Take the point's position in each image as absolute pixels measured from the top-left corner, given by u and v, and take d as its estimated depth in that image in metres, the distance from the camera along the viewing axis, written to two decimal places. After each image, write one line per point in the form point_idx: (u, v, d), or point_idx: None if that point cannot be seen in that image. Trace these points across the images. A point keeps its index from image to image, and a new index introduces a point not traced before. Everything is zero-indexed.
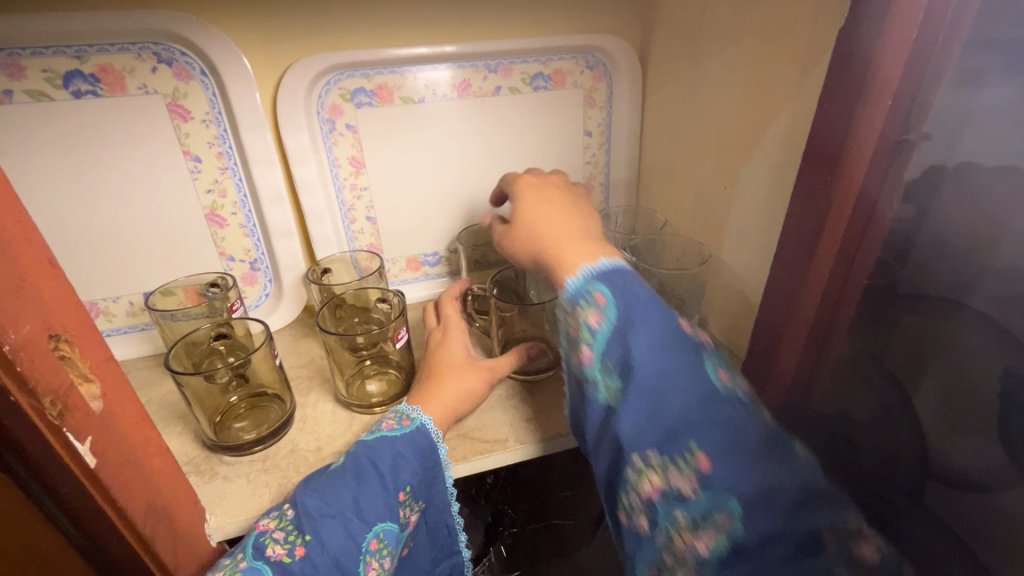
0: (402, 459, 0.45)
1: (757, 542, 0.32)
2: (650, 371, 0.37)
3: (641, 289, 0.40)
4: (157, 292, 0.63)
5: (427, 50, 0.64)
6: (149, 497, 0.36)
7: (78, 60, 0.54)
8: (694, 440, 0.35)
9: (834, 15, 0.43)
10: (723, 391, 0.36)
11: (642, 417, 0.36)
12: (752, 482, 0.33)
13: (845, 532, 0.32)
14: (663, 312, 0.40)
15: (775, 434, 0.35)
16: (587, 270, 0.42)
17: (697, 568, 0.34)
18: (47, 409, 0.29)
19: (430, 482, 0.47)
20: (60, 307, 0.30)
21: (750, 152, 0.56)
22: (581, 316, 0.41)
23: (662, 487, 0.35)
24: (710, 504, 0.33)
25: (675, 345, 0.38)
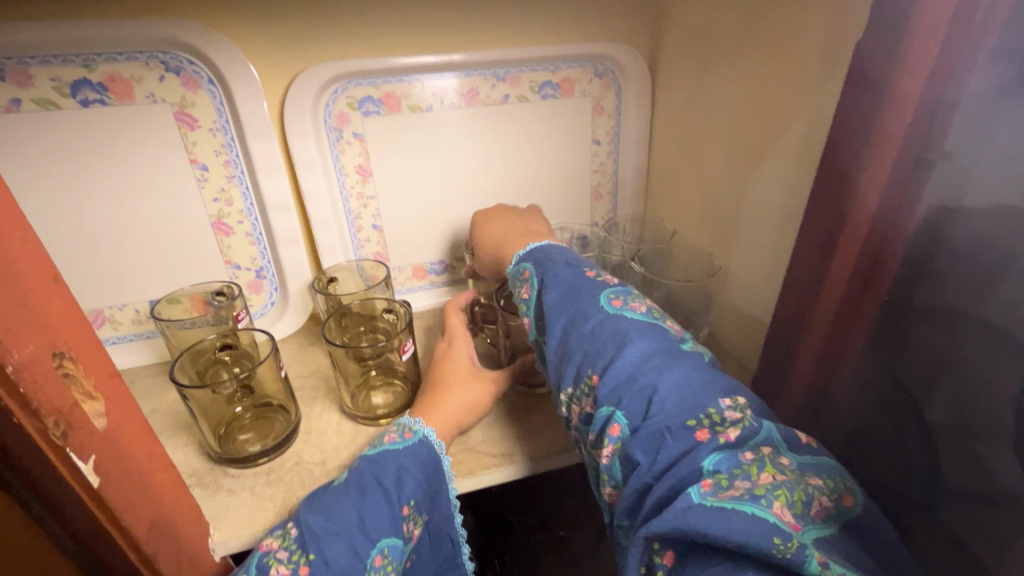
0: (406, 473, 0.44)
1: (636, 442, 0.34)
2: (554, 315, 0.43)
3: (557, 258, 0.48)
4: (164, 300, 0.63)
5: (435, 58, 0.64)
6: (152, 514, 0.36)
7: (86, 69, 0.54)
8: (588, 364, 0.39)
9: (850, 28, 0.42)
10: (612, 318, 0.40)
11: (553, 355, 0.42)
12: (630, 390, 0.36)
13: (716, 422, 0.34)
14: (573, 270, 0.46)
15: (659, 348, 0.38)
16: (518, 256, 0.52)
17: (610, 478, 0.36)
18: (50, 429, 0.29)
19: (434, 493, 0.47)
20: (64, 324, 0.30)
21: (762, 163, 0.55)
22: (517, 292, 0.49)
23: (579, 413, 0.40)
24: (603, 417, 0.37)
25: (575, 291, 0.44)
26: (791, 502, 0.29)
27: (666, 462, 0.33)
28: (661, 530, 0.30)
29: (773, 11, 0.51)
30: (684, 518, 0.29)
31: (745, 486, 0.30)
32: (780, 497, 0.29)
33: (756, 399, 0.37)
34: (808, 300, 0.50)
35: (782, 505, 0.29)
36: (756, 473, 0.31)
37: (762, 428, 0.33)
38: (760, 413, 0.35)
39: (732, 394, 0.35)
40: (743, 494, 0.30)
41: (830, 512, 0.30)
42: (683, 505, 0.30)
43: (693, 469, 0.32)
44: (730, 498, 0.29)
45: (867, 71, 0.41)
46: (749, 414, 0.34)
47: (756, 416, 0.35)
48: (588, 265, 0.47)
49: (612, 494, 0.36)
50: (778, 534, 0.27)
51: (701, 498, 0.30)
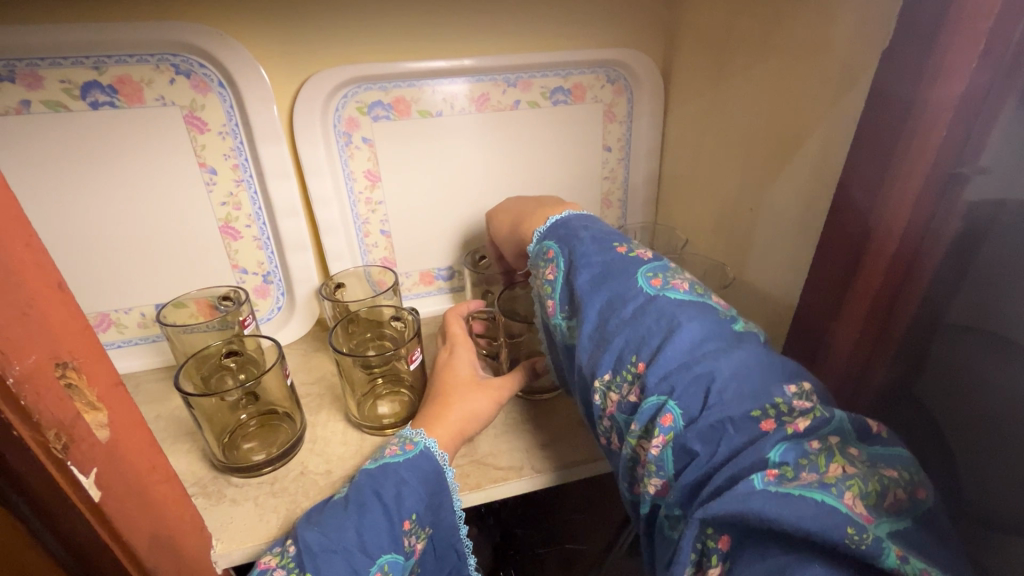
0: (407, 486, 0.43)
1: (692, 432, 0.33)
2: (590, 299, 0.41)
3: (584, 236, 0.46)
4: (169, 304, 0.62)
5: (445, 63, 0.63)
6: (154, 527, 0.35)
7: (97, 71, 0.54)
8: (633, 350, 0.37)
9: (875, 36, 0.41)
10: (655, 300, 0.39)
11: (589, 341, 0.40)
12: (684, 377, 0.34)
13: (782, 411, 0.32)
14: (603, 249, 0.44)
15: (712, 330, 0.36)
16: (540, 233, 0.50)
17: (656, 470, 0.35)
18: (51, 441, 0.28)
19: (438, 506, 0.45)
20: (68, 334, 0.29)
21: (779, 173, 0.54)
22: (541, 273, 0.47)
23: (618, 402, 0.38)
24: (652, 406, 0.35)
25: (611, 273, 0.42)
26: (864, 493, 0.29)
27: (726, 452, 0.32)
28: (720, 516, 0.29)
29: (794, 18, 0.50)
30: (749, 504, 0.28)
31: (814, 475, 0.29)
32: (853, 488, 0.29)
33: (819, 387, 0.36)
34: (827, 314, 0.49)
35: (854, 496, 0.28)
36: (825, 464, 0.30)
37: (832, 417, 0.33)
38: (823, 400, 0.35)
39: (794, 379, 0.35)
40: (813, 483, 0.29)
41: (905, 505, 0.29)
42: (747, 491, 0.29)
43: (757, 459, 0.31)
44: (798, 486, 0.29)
45: (894, 81, 0.40)
46: (813, 402, 0.34)
47: (821, 404, 0.34)
48: (618, 241, 0.45)
49: (658, 486, 0.35)
50: (851, 523, 0.27)
51: (764, 485, 0.29)
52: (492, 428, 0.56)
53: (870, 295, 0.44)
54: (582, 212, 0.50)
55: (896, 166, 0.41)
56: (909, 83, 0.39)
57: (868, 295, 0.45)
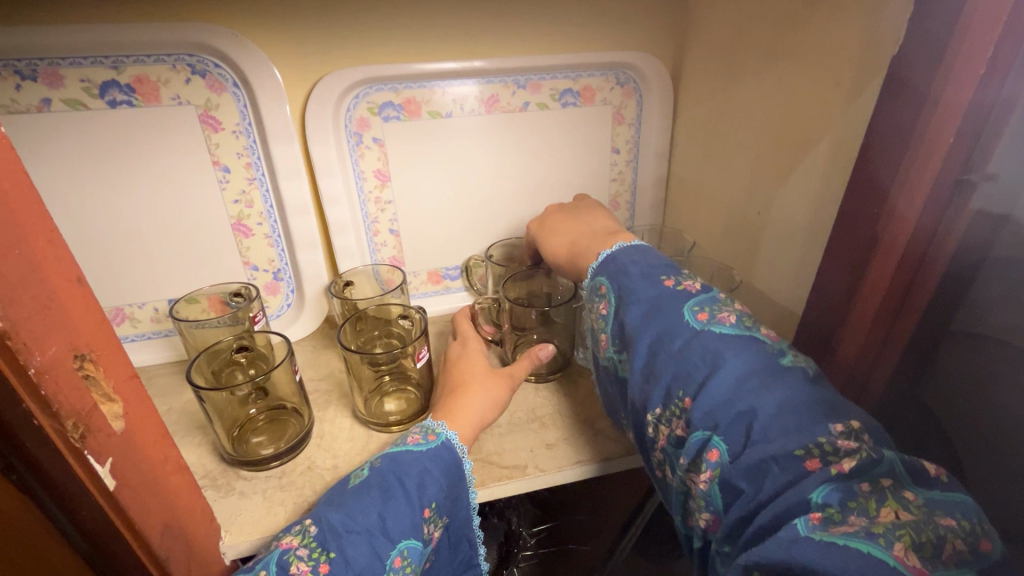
0: (428, 474, 0.44)
1: (737, 469, 0.33)
2: (638, 333, 0.42)
3: (632, 270, 0.46)
4: (182, 299, 0.63)
5: (455, 65, 0.64)
6: (166, 516, 0.36)
7: (115, 71, 0.55)
8: (679, 386, 0.38)
9: (885, 41, 0.41)
10: (700, 334, 0.39)
11: (638, 375, 0.42)
12: (727, 415, 0.35)
13: (828, 451, 0.31)
14: (651, 282, 0.45)
15: (757, 366, 0.36)
16: (592, 267, 0.50)
17: (706, 504, 0.36)
18: (69, 430, 0.29)
19: (456, 497, 0.46)
20: (85, 326, 0.30)
21: (787, 176, 0.54)
22: (595, 308, 0.48)
23: (668, 435, 0.39)
24: (698, 441, 0.36)
25: (658, 307, 0.43)
26: (917, 544, 0.27)
27: (770, 490, 0.32)
28: (762, 561, 0.29)
29: (804, 21, 0.49)
30: (792, 551, 0.28)
31: (862, 521, 0.28)
32: (904, 538, 0.27)
33: (870, 420, 0.34)
34: (833, 320, 0.49)
35: (906, 547, 0.27)
36: (877, 509, 0.29)
37: (884, 458, 0.31)
38: (876, 438, 0.33)
39: (841, 417, 0.33)
40: (858, 531, 0.28)
41: (967, 557, 0.27)
42: (791, 537, 0.29)
43: (800, 500, 0.30)
44: (844, 534, 0.28)
45: (903, 83, 0.40)
46: (863, 441, 0.32)
47: (874, 443, 0.32)
48: (666, 272, 0.46)
49: (708, 521, 0.35)
50: None
51: (809, 531, 0.28)
52: (497, 427, 0.57)
53: (877, 301, 0.45)
54: (631, 244, 0.50)
55: (905, 169, 0.41)
56: (917, 91, 0.39)
57: (873, 302, 0.45)
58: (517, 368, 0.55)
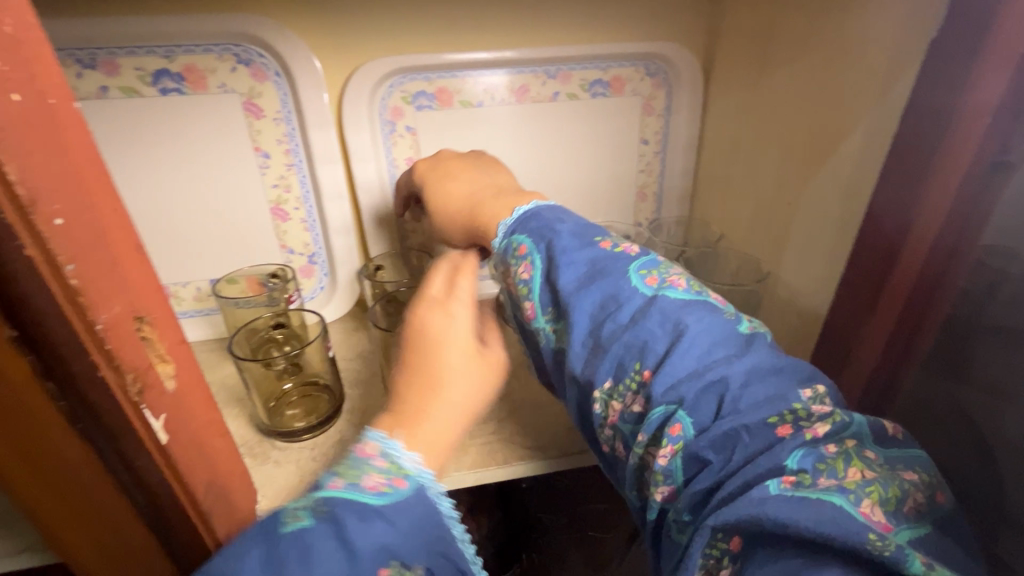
0: (388, 530, 0.33)
1: (704, 441, 0.33)
2: (578, 302, 0.39)
3: (561, 229, 0.42)
4: (223, 279, 0.67)
5: (487, 55, 0.65)
6: (210, 473, 0.38)
7: (166, 60, 0.58)
8: (635, 357, 0.37)
9: (925, 25, 0.41)
10: (654, 301, 0.37)
11: (583, 347, 0.39)
12: (694, 388, 0.34)
13: (800, 417, 0.33)
14: (584, 243, 0.41)
15: (718, 335, 0.36)
16: (506, 225, 0.45)
17: (664, 478, 0.35)
18: (129, 385, 0.31)
19: (425, 558, 0.34)
20: (143, 291, 0.32)
21: (818, 165, 0.53)
22: (513, 272, 0.44)
23: (621, 410, 0.38)
24: (660, 416, 0.35)
25: (599, 270, 0.40)
26: (884, 500, 0.29)
27: (739, 458, 0.32)
28: (732, 521, 0.30)
29: (839, 7, 0.49)
30: (766, 510, 0.29)
31: (832, 481, 0.30)
32: (872, 495, 0.29)
33: (831, 386, 0.36)
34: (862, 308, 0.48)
35: (873, 503, 0.29)
36: (844, 468, 0.31)
37: (851, 421, 0.33)
38: (838, 402, 0.35)
39: (810, 383, 0.35)
40: (831, 487, 0.30)
41: (923, 509, 0.30)
42: (761, 496, 0.30)
43: (773, 465, 0.31)
44: (816, 491, 0.29)
45: (941, 68, 0.39)
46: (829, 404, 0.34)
47: (839, 407, 0.34)
48: (598, 233, 0.43)
49: (665, 493, 0.35)
50: (873, 530, 0.27)
51: (779, 490, 0.29)
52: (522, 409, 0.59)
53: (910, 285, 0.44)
54: (551, 202, 0.46)
55: (940, 157, 0.40)
56: (955, 76, 0.38)
57: (903, 289, 0.45)
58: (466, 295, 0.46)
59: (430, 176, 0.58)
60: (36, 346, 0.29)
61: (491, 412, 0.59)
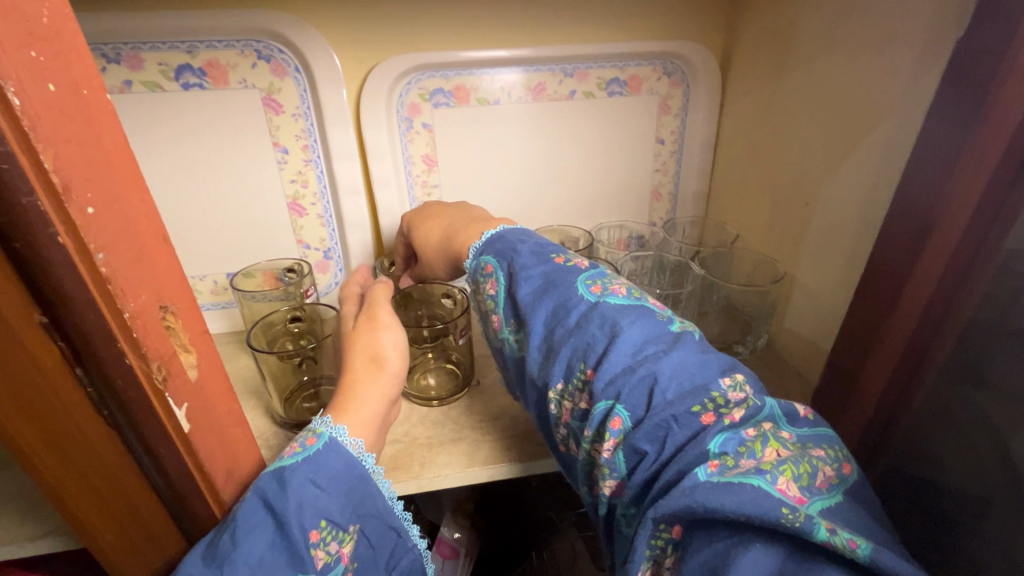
0: (311, 491, 0.39)
1: (638, 433, 0.34)
2: (534, 311, 0.42)
3: (521, 249, 0.46)
4: (240, 273, 0.67)
5: (504, 52, 0.65)
6: (228, 461, 0.39)
7: (189, 55, 0.59)
8: (580, 357, 0.39)
9: (952, 24, 0.40)
10: (596, 306, 0.40)
11: (538, 352, 0.41)
12: (628, 383, 0.36)
13: (720, 404, 0.34)
14: (540, 259, 0.44)
15: (651, 333, 0.38)
16: (477, 247, 0.49)
17: (610, 471, 0.36)
18: (154, 373, 0.32)
19: (360, 503, 0.42)
20: (168, 281, 0.32)
21: (838, 165, 0.53)
22: (483, 290, 0.47)
23: (571, 409, 0.39)
24: (601, 411, 0.36)
25: (550, 282, 0.42)
26: (797, 475, 0.31)
27: (671, 448, 0.33)
28: (668, 511, 0.31)
29: (863, 6, 0.48)
30: (694, 496, 0.30)
31: (751, 462, 0.31)
32: (786, 472, 0.30)
33: (752, 374, 0.37)
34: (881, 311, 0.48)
35: (788, 479, 0.30)
36: (762, 449, 0.32)
37: (764, 404, 0.34)
38: (759, 390, 0.36)
39: (729, 371, 0.36)
40: (750, 469, 0.30)
41: (835, 481, 0.32)
42: (691, 485, 0.30)
43: (700, 453, 0.32)
44: (738, 474, 0.30)
45: (967, 68, 0.39)
46: (748, 391, 0.35)
47: (755, 394, 0.35)
48: (555, 251, 0.46)
49: (613, 486, 0.36)
50: (785, 505, 0.28)
51: (707, 476, 0.30)
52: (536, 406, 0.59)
53: (930, 288, 0.44)
54: (516, 226, 0.50)
55: (963, 158, 0.40)
56: (982, 75, 0.38)
57: (924, 291, 0.44)
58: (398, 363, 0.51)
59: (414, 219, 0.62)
60: (66, 331, 0.29)
61: (505, 409, 0.59)
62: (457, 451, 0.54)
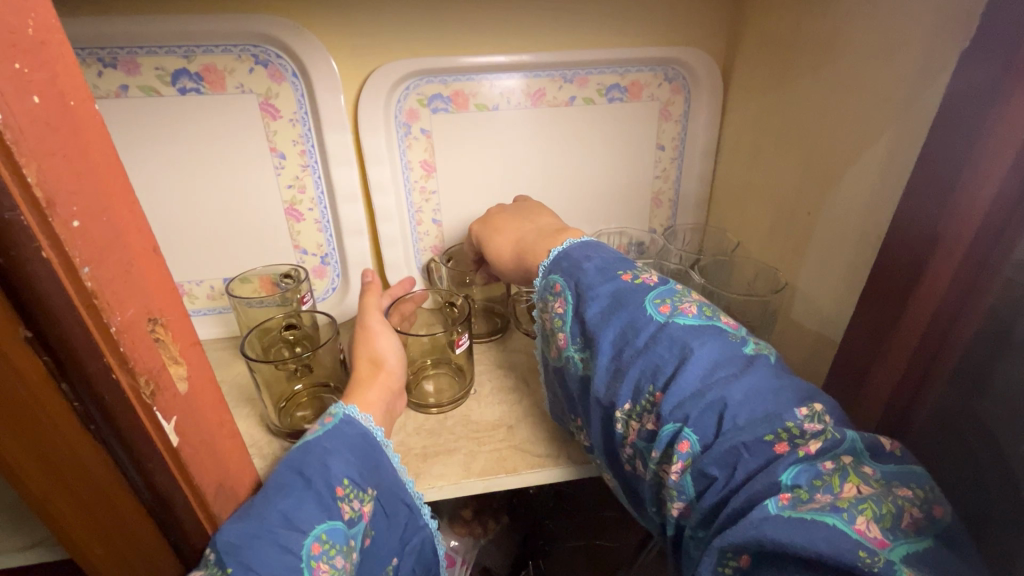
0: (332, 454, 0.43)
1: (708, 458, 0.34)
2: (602, 330, 0.42)
3: (588, 267, 0.46)
4: (236, 278, 0.67)
5: (504, 58, 0.65)
6: (218, 475, 0.38)
7: (186, 60, 0.58)
8: (649, 379, 0.39)
9: (957, 35, 0.40)
10: (665, 327, 0.40)
11: (606, 371, 0.42)
12: (697, 407, 0.36)
13: (795, 435, 0.33)
14: (608, 277, 0.45)
15: (722, 356, 0.38)
16: (544, 266, 0.50)
17: (678, 493, 0.36)
18: (142, 387, 0.31)
19: (374, 467, 0.45)
20: (157, 293, 0.32)
21: (840, 176, 0.52)
22: (550, 307, 0.48)
23: (639, 430, 0.40)
24: (669, 433, 0.36)
25: (619, 301, 0.43)
26: (878, 516, 0.29)
27: (742, 476, 0.33)
28: (737, 542, 0.30)
29: (866, 15, 0.48)
30: (763, 529, 0.29)
31: (827, 498, 0.30)
32: (866, 512, 0.29)
33: (832, 404, 0.36)
34: (885, 323, 0.47)
35: (868, 519, 0.29)
36: (840, 485, 0.31)
37: (844, 437, 0.33)
38: (839, 421, 0.35)
39: (806, 401, 0.35)
40: (825, 506, 0.30)
41: (922, 523, 0.30)
42: (761, 517, 0.30)
43: (771, 483, 0.32)
44: (811, 510, 0.30)
45: (972, 81, 0.38)
46: (825, 422, 0.34)
47: (834, 425, 0.34)
48: (622, 267, 0.46)
49: (681, 508, 0.36)
50: (863, 547, 0.27)
51: (779, 509, 0.30)
52: (532, 417, 0.58)
53: (937, 301, 0.43)
54: (582, 240, 0.50)
55: (968, 170, 0.39)
56: (988, 90, 0.37)
57: (932, 303, 0.43)
58: (396, 362, 0.56)
59: (483, 234, 0.62)
60: (51, 346, 0.29)
61: (502, 418, 0.58)
62: (453, 461, 0.54)
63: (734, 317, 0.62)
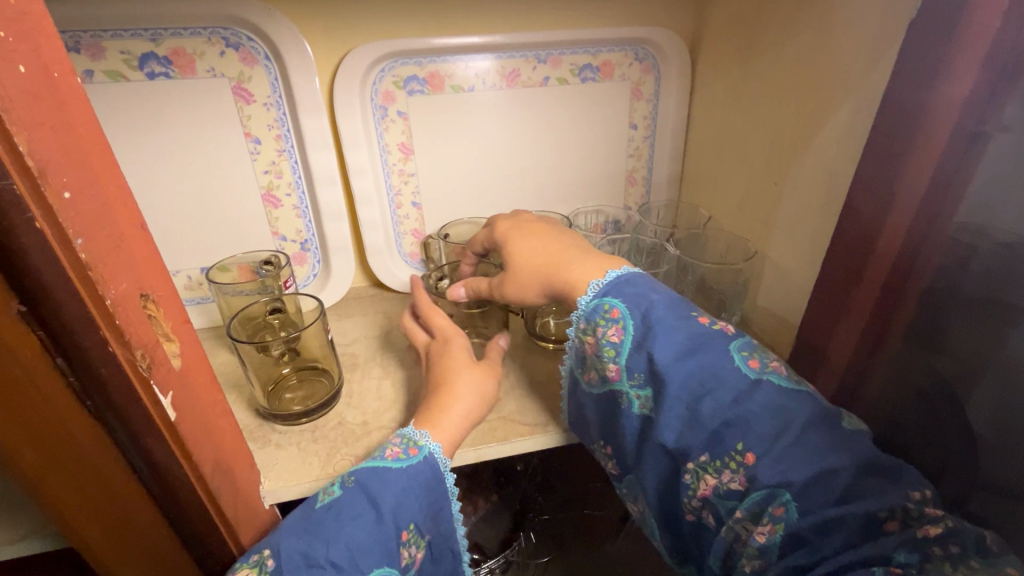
0: (407, 493, 0.43)
1: (806, 524, 0.35)
2: (677, 374, 0.41)
3: (656, 300, 0.45)
4: (215, 266, 0.66)
5: (477, 39, 0.65)
6: (215, 453, 0.39)
7: (153, 43, 0.57)
8: (736, 436, 0.39)
9: (906, 7, 0.43)
10: (759, 384, 0.40)
11: (680, 418, 0.41)
12: (802, 474, 0.36)
13: (910, 515, 0.35)
14: (685, 318, 0.44)
15: (821, 422, 0.38)
16: (598, 286, 0.48)
17: (758, 551, 0.37)
18: (139, 361, 0.31)
19: (438, 511, 0.46)
20: (148, 268, 0.32)
21: (804, 148, 0.55)
22: (601, 332, 0.46)
23: (716, 485, 0.39)
24: (762, 494, 0.37)
25: (698, 346, 0.42)
26: None
27: (840, 542, 0.35)
28: None
29: None
30: None
31: None
32: None
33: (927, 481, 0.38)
34: (849, 280, 0.50)
35: None
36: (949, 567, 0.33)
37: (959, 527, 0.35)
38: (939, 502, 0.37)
39: (918, 484, 0.36)
40: None
41: None
42: None
43: (877, 554, 0.34)
44: None
45: (919, 48, 0.41)
46: (937, 509, 0.36)
47: (944, 511, 0.36)
48: (689, 306, 0.46)
49: (757, 565, 0.37)
50: None
51: None
52: (519, 390, 0.60)
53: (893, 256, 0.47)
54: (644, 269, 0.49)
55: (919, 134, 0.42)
56: (933, 58, 0.40)
57: (890, 254, 0.47)
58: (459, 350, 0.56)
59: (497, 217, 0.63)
60: (46, 319, 0.28)
61: None
62: None
63: (706, 286, 0.65)
